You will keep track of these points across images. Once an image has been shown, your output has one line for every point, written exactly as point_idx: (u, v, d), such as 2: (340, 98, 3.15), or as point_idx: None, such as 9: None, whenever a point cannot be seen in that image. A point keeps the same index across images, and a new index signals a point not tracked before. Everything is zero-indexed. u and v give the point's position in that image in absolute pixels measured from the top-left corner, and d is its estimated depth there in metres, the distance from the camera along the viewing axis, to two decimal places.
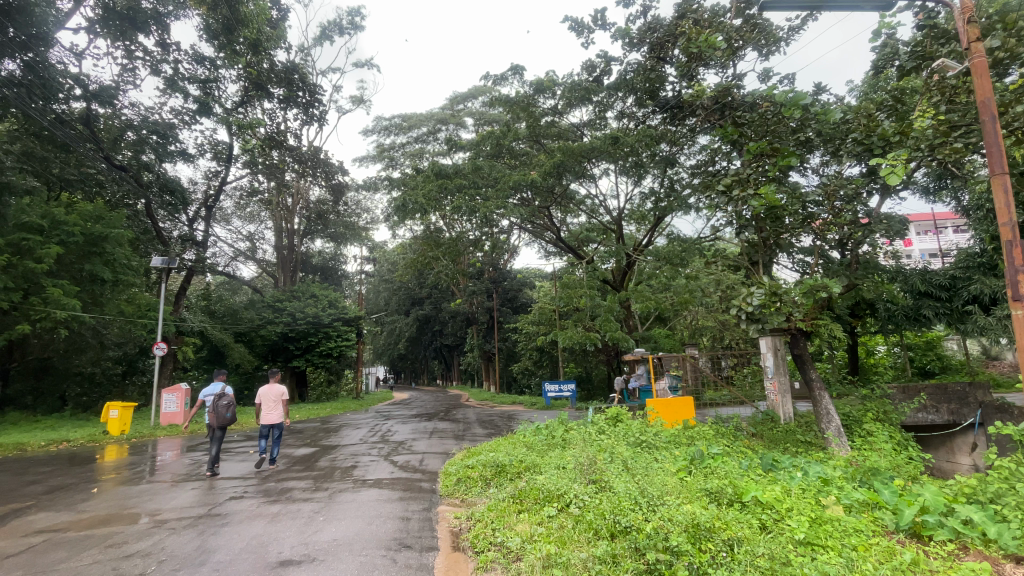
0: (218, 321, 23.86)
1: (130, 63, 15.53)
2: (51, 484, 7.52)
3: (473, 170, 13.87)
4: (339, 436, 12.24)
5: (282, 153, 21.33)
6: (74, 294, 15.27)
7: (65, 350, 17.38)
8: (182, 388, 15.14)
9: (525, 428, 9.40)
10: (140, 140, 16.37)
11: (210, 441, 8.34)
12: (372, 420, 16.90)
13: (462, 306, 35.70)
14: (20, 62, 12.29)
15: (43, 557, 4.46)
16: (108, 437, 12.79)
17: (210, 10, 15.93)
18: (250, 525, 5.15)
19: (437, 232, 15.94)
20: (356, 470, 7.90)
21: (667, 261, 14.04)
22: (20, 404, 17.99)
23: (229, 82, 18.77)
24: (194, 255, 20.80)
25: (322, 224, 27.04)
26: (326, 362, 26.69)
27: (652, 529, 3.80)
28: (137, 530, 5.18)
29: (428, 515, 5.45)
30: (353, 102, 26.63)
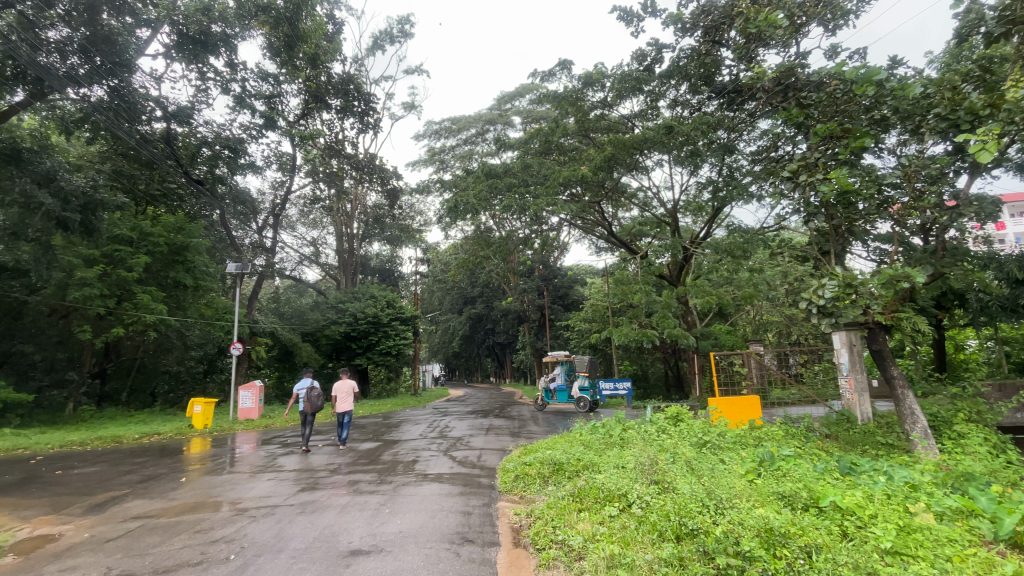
0: (286, 322, 25.31)
1: (203, 84, 16.73)
2: (145, 473, 8.26)
3: (522, 168, 13.89)
4: (400, 432, 12.64)
5: (340, 160, 22.47)
6: (161, 299, 16.71)
7: (154, 351, 19.06)
8: (256, 385, 16.14)
9: (583, 425, 9.30)
10: (214, 155, 17.50)
11: (301, 425, 9.76)
12: (430, 416, 17.35)
13: (513, 304, 35.91)
14: (107, 87, 13.43)
15: (140, 541, 4.89)
16: (192, 430, 13.89)
17: (272, 29, 16.81)
18: (321, 515, 5.43)
19: (487, 231, 15.99)
20: (418, 465, 8.14)
21: (728, 254, 13.52)
22: (118, 400, 19.91)
23: (291, 97, 19.91)
24: (264, 261, 22.24)
25: (379, 227, 27.95)
26: (385, 360, 27.61)
27: (722, 532, 3.67)
28: (222, 517, 5.60)
29: (488, 510, 5.52)
30: (405, 109, 27.45)
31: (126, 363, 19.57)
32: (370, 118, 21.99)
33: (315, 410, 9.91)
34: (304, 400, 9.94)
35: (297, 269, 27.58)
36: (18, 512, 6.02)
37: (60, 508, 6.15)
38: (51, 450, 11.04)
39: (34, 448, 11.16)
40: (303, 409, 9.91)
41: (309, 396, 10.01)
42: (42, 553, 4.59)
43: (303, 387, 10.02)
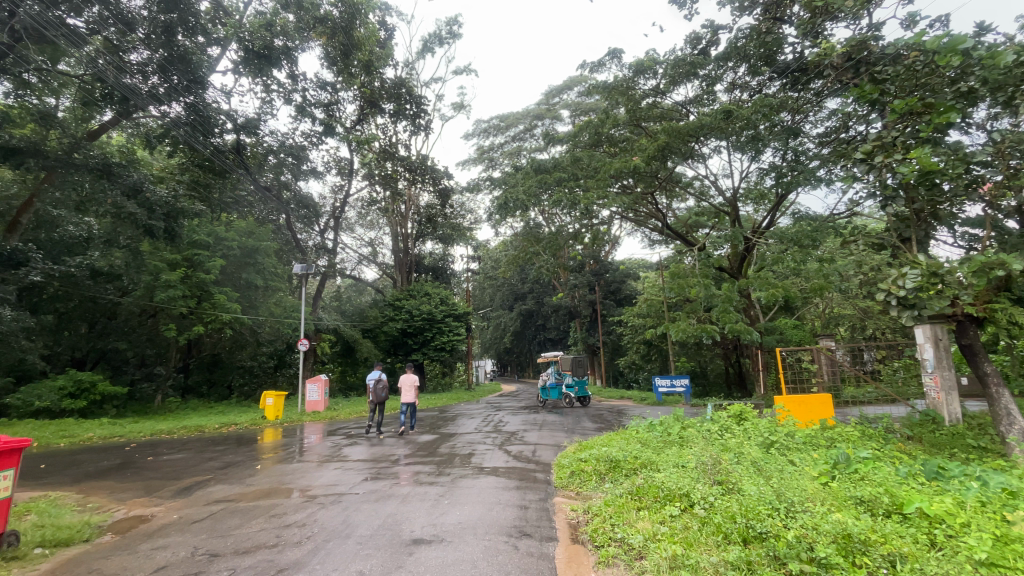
0: (347, 319, 26.50)
1: (268, 96, 17.77)
2: (225, 461, 8.92)
3: (572, 162, 13.75)
4: (455, 425, 12.92)
5: (394, 163, 23.16)
6: (235, 299, 17.96)
7: (230, 347, 20.49)
8: (322, 379, 17.00)
9: (639, 423, 9.15)
10: (279, 162, 18.32)
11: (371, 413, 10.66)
12: (484, 411, 17.60)
13: (564, 300, 35.70)
14: (183, 104, 14.36)
15: (222, 523, 5.29)
16: (265, 421, 14.85)
17: (329, 39, 17.63)
18: (384, 504, 5.66)
19: (537, 227, 15.94)
20: (474, 458, 8.29)
21: (794, 243, 12.75)
22: (199, 392, 21.61)
23: (348, 103, 20.80)
24: (327, 261, 23.44)
25: (431, 227, 28.61)
26: (440, 355, 28.19)
27: (794, 537, 3.49)
28: (294, 503, 5.97)
29: (544, 505, 5.54)
30: (455, 109, 27.90)
31: (206, 358, 21.21)
32: (422, 120, 22.58)
33: (382, 400, 10.92)
34: (373, 391, 10.95)
35: (356, 268, 28.83)
36: (118, 493, 6.68)
37: (151, 491, 6.76)
38: (144, 438, 12.16)
39: (130, 436, 12.33)
40: (372, 398, 10.93)
41: (377, 388, 11.01)
42: (138, 532, 5.07)
43: (372, 380, 11.01)
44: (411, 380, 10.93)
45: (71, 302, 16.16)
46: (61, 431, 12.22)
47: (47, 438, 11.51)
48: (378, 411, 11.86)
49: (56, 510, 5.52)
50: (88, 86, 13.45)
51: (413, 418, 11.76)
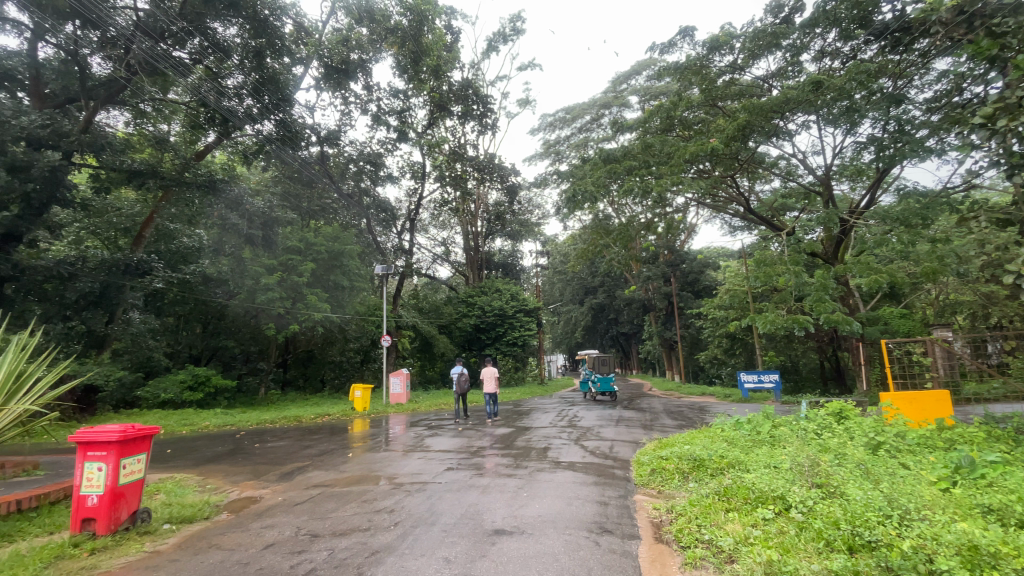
0: (424, 316, 27.62)
1: (347, 108, 18.90)
2: (320, 449, 9.65)
3: (642, 149, 13.26)
4: (530, 419, 13.06)
5: (463, 164, 23.80)
6: (325, 299, 19.37)
7: (321, 343, 22.10)
8: (403, 372, 17.85)
9: (724, 420, 8.72)
10: (359, 170, 19.55)
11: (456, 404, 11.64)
12: (559, 406, 17.57)
13: (637, 293, 34.66)
14: (275, 121, 15.54)
15: (320, 506, 5.74)
16: (355, 412, 15.88)
17: (400, 48, 18.04)
18: (466, 494, 5.85)
19: (606, 219, 15.58)
20: (551, 452, 8.32)
21: (901, 223, 11.49)
22: (296, 385, 23.48)
23: (419, 109, 21.59)
24: (404, 262, 24.62)
25: (500, 224, 29.01)
26: (513, 350, 28.47)
27: (910, 547, 3.17)
28: (382, 489, 6.34)
29: (625, 502, 5.44)
30: (520, 105, 27.97)
31: (300, 354, 23.01)
32: (488, 119, 23.01)
33: (465, 392, 11.75)
34: (457, 383, 11.82)
35: (430, 268, 30.02)
36: (231, 476, 7.46)
37: (260, 475, 7.48)
38: (251, 427, 13.47)
39: (240, 424, 13.71)
40: (456, 390, 11.79)
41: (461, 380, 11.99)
42: (250, 511, 5.64)
43: (455, 372, 11.93)
44: (491, 371, 11.80)
45: (187, 305, 17.90)
46: (184, 420, 13.83)
47: (173, 426, 13.08)
48: (463, 401, 12.55)
49: (181, 491, 6.27)
50: (194, 111, 14.89)
51: (496, 407, 12.34)
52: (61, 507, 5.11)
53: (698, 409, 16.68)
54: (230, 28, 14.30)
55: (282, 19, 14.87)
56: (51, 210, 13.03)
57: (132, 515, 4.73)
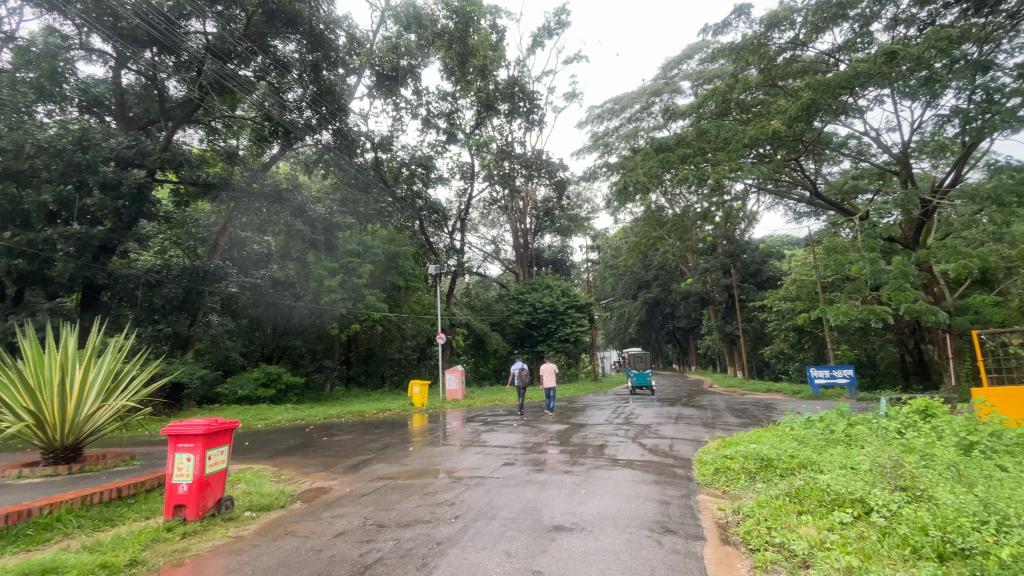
0: (477, 314, 28.08)
1: (398, 114, 19.52)
2: (383, 443, 10.05)
3: (698, 136, 12.74)
4: (585, 416, 12.97)
5: (511, 161, 24.41)
6: (382, 299, 20.18)
7: (380, 342, 22.93)
8: (458, 369, 18.23)
9: (792, 418, 8.27)
10: (411, 173, 20.84)
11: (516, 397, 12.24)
12: (615, 403, 17.29)
13: (694, 286, 33.49)
14: (332, 130, 16.61)
15: (385, 497, 5.99)
16: (414, 408, 16.39)
17: (447, 51, 18.24)
18: (524, 489, 5.88)
19: (659, 210, 15.15)
20: (608, 449, 8.21)
21: (993, 201, 10.41)
22: (360, 381, 24.46)
23: (467, 110, 21.96)
24: (456, 261, 25.19)
25: (549, 220, 28.99)
26: (565, 347, 28.33)
27: (1010, 556, 2.91)
28: (443, 482, 6.51)
29: (688, 502, 5.29)
30: (567, 99, 27.73)
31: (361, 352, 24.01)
32: (535, 115, 23.03)
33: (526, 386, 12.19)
34: (518, 376, 12.39)
35: (481, 266, 30.52)
36: (303, 468, 7.91)
37: (328, 467, 7.89)
38: (319, 421, 14.23)
39: (309, 419, 14.52)
40: (517, 384, 12.31)
41: (521, 374, 12.67)
42: (321, 501, 5.98)
43: (517, 367, 12.49)
44: (550, 366, 12.05)
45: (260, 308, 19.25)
46: (259, 415, 14.82)
47: (250, 420, 14.06)
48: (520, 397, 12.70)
49: (259, 480, 6.74)
50: (260, 125, 15.82)
51: (554, 401, 12.57)
52: (156, 494, 5.62)
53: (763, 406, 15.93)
54: (289, 45, 15.13)
55: (336, 32, 15.58)
56: (139, 225, 14.32)
57: (217, 502, 5.14)
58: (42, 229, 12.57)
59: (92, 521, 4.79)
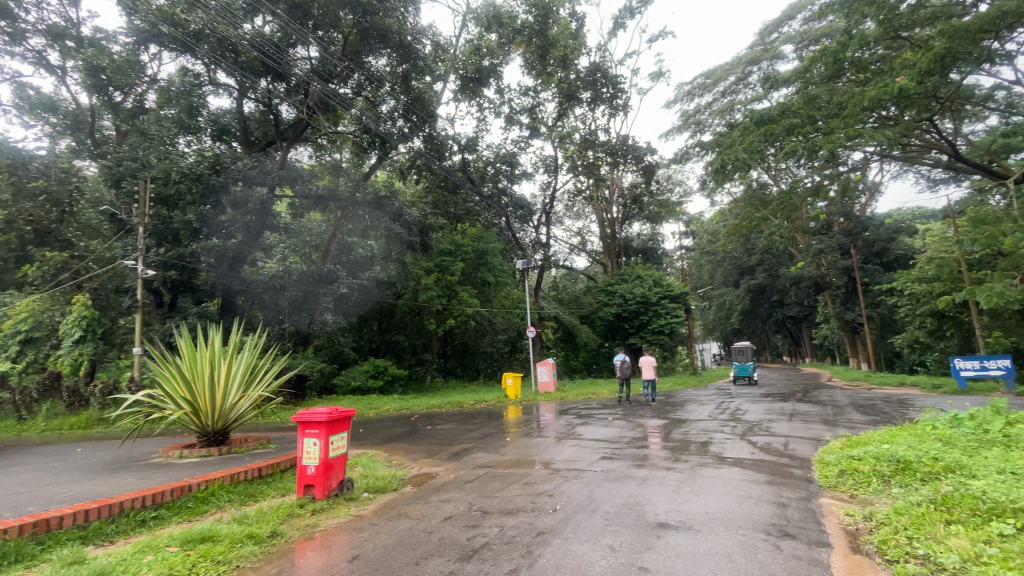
0: (566, 307, 28.01)
1: (482, 114, 20.00)
2: (481, 432, 10.44)
3: (805, 103, 11.56)
4: (686, 411, 12.42)
5: (596, 150, 23.92)
6: (474, 295, 20.88)
7: (473, 336, 23.75)
8: (549, 361, 18.34)
9: (933, 416, 7.25)
10: (497, 171, 21.86)
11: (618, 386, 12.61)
12: (718, 398, 16.33)
13: (805, 270, 30.49)
14: (423, 137, 17.55)
15: (487, 485, 6.22)
16: (508, 399, 16.79)
17: (527, 45, 18.37)
18: (624, 484, 5.78)
19: (761, 189, 14.00)
20: (713, 446, 7.80)
21: None
22: (456, 374, 24.97)
23: (549, 102, 21.93)
24: (542, 255, 25.32)
25: (638, 207, 28.02)
26: (660, 339, 27.21)
27: None
28: (541, 473, 6.61)
29: (808, 505, 4.86)
30: (653, 79, 26.53)
31: (457, 346, 25.09)
32: (620, 100, 22.29)
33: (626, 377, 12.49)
34: (620, 369, 12.82)
35: (568, 258, 30.41)
36: (411, 454, 8.47)
37: (433, 454, 8.37)
38: (422, 411, 15.12)
39: (413, 409, 15.48)
40: (618, 376, 12.69)
41: (622, 368, 12.97)
42: (429, 486, 6.36)
43: (617, 361, 13.05)
44: (649, 359, 12.13)
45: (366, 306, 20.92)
46: (370, 404, 16.10)
47: (362, 409, 15.32)
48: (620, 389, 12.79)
49: (374, 465, 7.35)
50: (359, 138, 17.12)
51: (656, 392, 12.76)
52: (289, 475, 6.32)
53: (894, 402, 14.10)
54: (381, 59, 16.15)
55: (422, 42, 16.35)
56: (263, 236, 16.20)
57: (340, 483, 5.67)
58: (189, 244, 14.69)
59: (240, 496, 5.51)
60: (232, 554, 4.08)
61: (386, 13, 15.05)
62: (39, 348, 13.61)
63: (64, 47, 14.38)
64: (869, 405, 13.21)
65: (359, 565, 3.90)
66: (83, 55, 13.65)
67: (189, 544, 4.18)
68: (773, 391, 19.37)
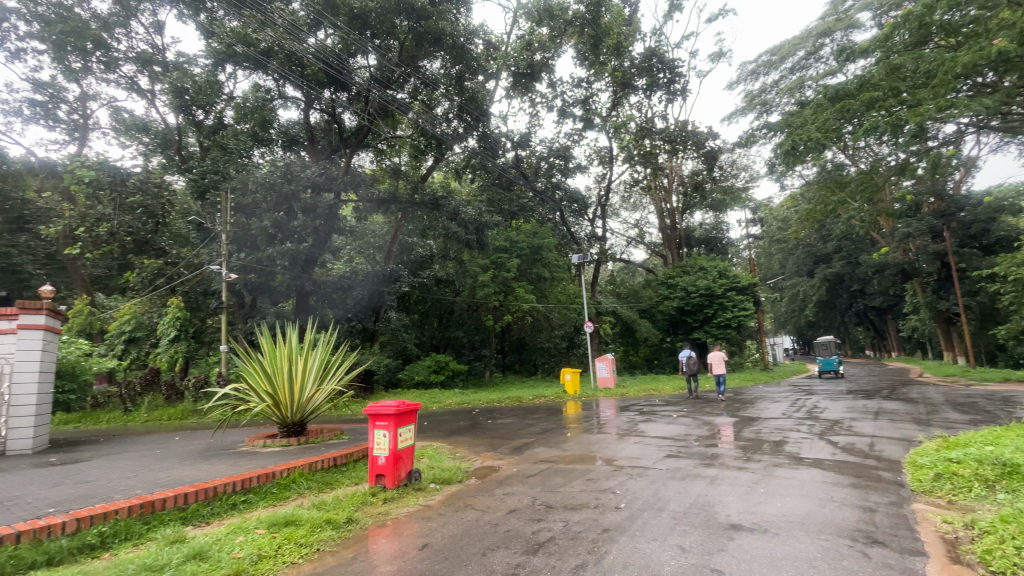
0: (625, 301, 27.46)
1: (535, 109, 19.96)
2: (542, 427, 10.46)
3: (887, 75, 10.55)
4: (757, 408, 11.80)
5: (653, 138, 23.14)
6: (530, 291, 20.96)
7: (530, 331, 23.85)
8: (608, 357, 18.07)
9: None
10: (551, 166, 21.74)
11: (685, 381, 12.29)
12: (792, 395, 15.36)
13: (890, 256, 28.00)
14: (477, 135, 17.77)
15: (549, 480, 6.22)
16: (567, 395, 16.74)
17: (580, 36, 18.09)
18: (692, 483, 5.59)
19: (836, 170, 13.04)
20: (788, 446, 7.37)
21: None
22: (514, 369, 25.19)
23: (602, 93, 21.51)
24: (599, 249, 24.89)
25: (699, 195, 26.95)
26: (726, 333, 26.00)
27: None
28: (604, 470, 6.53)
29: (899, 511, 4.48)
30: (713, 60, 25.28)
31: (514, 342, 25.28)
32: (678, 85, 21.43)
33: (693, 373, 12.16)
34: (686, 364, 12.50)
35: (626, 251, 29.80)
36: (473, 447, 8.66)
37: (495, 448, 8.51)
38: (483, 406, 15.39)
39: (474, 403, 15.79)
40: (685, 371, 12.37)
41: (689, 363, 12.61)
42: (492, 479, 6.47)
43: (683, 356, 12.73)
44: (718, 353, 11.73)
45: (426, 304, 21.56)
46: (433, 398, 16.61)
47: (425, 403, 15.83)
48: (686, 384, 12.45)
49: (439, 457, 7.57)
50: (417, 141, 17.54)
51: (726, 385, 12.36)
52: (360, 465, 6.65)
53: (1002, 400, 12.63)
54: (435, 62, 16.54)
55: (474, 42, 16.56)
56: (331, 239, 17.10)
57: (408, 473, 5.90)
58: (266, 248, 15.80)
59: (318, 484, 5.87)
60: (313, 538, 4.36)
61: (439, 17, 15.31)
62: (140, 347, 15.28)
63: (153, 72, 15.86)
64: (971, 403, 11.92)
65: (429, 553, 4.05)
66: (170, 78, 14.90)
67: (275, 527, 4.51)
68: (856, 388, 17.95)
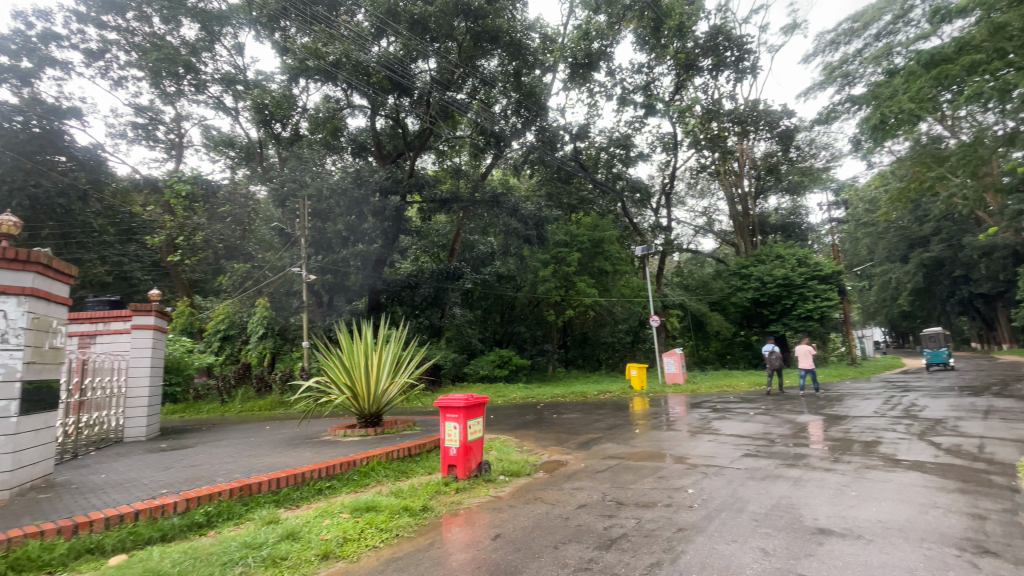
0: (693, 294, 26.35)
1: (593, 100, 19.64)
2: (609, 423, 10.32)
3: (992, 33, 9.30)
4: (845, 407, 10.91)
5: (720, 121, 21.92)
6: (592, 285, 20.71)
7: (593, 326, 23.52)
8: (676, 352, 17.46)
9: None
10: (611, 156, 21.31)
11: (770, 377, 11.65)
12: (887, 393, 14.04)
13: (1002, 237, 24.80)
14: (535, 130, 17.74)
15: (619, 476, 6.14)
16: (634, 390, 16.37)
17: (639, 21, 17.56)
18: (774, 484, 5.29)
19: (933, 142, 11.78)
20: (882, 447, 6.77)
21: None
22: (578, 364, 24.98)
23: (664, 77, 20.75)
24: (664, 239, 24.05)
25: (773, 177, 25.39)
26: (807, 325, 24.18)
27: None
28: (676, 468, 6.34)
29: (1017, 519, 4.00)
30: (786, 33, 23.59)
31: (578, 337, 25.04)
32: (747, 62, 20.18)
33: (777, 369, 11.49)
34: (769, 360, 11.84)
35: (694, 240, 28.64)
36: (540, 441, 8.71)
37: (562, 443, 8.50)
38: (547, 400, 15.42)
39: (538, 398, 15.85)
40: (768, 367, 11.71)
41: (771, 358, 11.92)
42: (560, 473, 6.49)
43: (766, 351, 12.07)
44: (804, 347, 11.00)
45: (489, 300, 21.90)
46: (498, 393, 16.86)
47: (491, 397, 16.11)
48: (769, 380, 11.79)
49: (507, 450, 7.69)
50: (476, 139, 17.58)
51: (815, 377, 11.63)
52: (433, 455, 6.91)
53: None
54: (492, 60, 16.72)
55: (531, 37, 16.65)
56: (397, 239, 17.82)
57: (478, 465, 6.05)
58: (340, 250, 16.76)
59: (394, 473, 6.17)
60: (392, 523, 4.59)
61: (496, 14, 15.51)
62: (233, 343, 17.26)
63: (236, 90, 17.22)
64: None
65: (502, 543, 4.15)
66: (252, 96, 16.08)
67: (358, 512, 4.80)
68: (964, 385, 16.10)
